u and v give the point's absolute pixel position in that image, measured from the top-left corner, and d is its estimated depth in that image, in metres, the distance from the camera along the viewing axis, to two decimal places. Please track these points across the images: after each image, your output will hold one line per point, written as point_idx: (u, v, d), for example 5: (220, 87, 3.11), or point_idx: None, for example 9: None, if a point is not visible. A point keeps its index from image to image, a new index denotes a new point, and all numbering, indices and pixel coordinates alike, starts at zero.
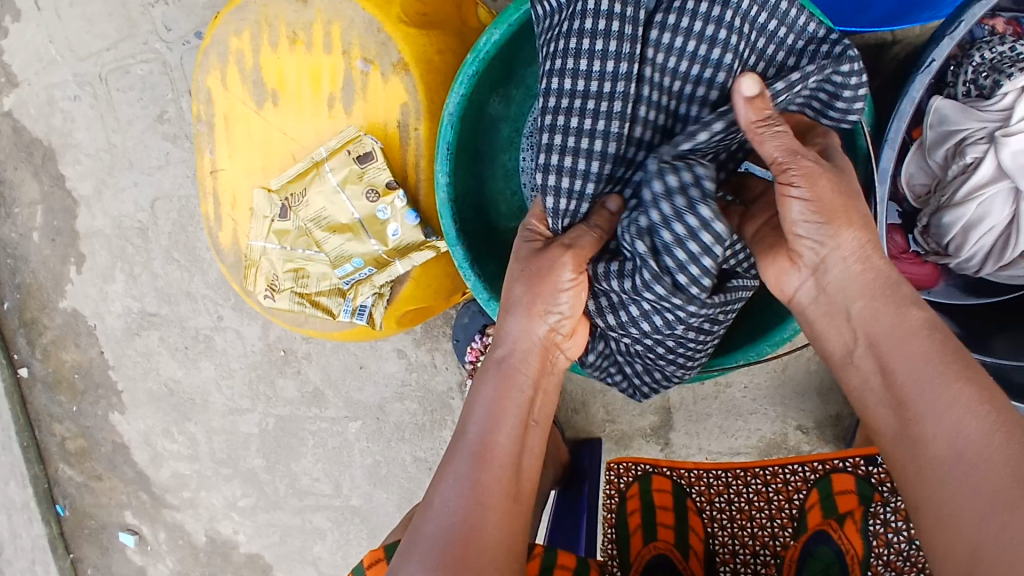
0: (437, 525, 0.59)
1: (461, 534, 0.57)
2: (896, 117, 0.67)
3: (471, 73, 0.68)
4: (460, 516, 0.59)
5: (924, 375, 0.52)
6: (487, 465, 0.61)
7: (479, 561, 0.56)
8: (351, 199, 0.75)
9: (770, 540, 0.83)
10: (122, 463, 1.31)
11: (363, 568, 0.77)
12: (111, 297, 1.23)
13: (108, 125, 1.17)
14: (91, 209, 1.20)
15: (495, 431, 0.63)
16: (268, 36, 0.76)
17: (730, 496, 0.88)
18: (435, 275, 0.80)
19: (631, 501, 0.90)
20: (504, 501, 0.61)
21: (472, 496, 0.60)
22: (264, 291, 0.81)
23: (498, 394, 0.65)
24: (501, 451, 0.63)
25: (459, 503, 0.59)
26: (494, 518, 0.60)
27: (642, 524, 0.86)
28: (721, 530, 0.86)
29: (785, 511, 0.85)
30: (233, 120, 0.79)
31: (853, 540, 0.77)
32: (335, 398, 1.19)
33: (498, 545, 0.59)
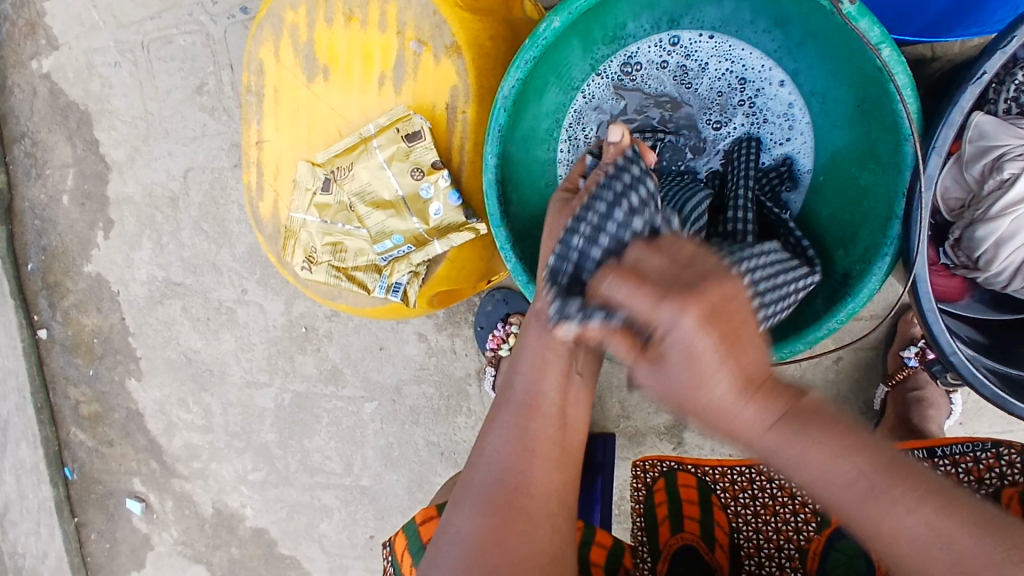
0: (487, 472, 0.62)
1: (510, 482, 0.60)
2: (946, 125, 0.62)
3: (528, 58, 0.67)
4: (509, 465, 0.61)
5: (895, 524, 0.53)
6: (533, 417, 0.63)
7: (528, 510, 0.59)
8: (397, 176, 0.76)
9: (794, 533, 0.83)
10: (134, 430, 1.33)
11: (414, 525, 0.80)
12: (136, 264, 1.24)
13: (146, 94, 1.18)
14: (123, 176, 1.21)
15: (539, 384, 0.64)
16: (323, 12, 0.78)
17: (754, 493, 0.89)
18: (470, 258, 0.81)
19: (657, 493, 0.92)
20: (550, 451, 0.63)
21: (519, 445, 0.62)
22: (301, 262, 0.82)
23: (540, 346, 0.65)
24: (546, 403, 0.64)
25: (507, 451, 0.62)
26: (540, 466, 0.61)
27: (669, 514, 0.88)
28: (745, 524, 0.87)
29: (809, 505, 0.84)
30: (283, 93, 0.80)
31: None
32: (353, 377, 1.20)
33: (545, 492, 0.61)
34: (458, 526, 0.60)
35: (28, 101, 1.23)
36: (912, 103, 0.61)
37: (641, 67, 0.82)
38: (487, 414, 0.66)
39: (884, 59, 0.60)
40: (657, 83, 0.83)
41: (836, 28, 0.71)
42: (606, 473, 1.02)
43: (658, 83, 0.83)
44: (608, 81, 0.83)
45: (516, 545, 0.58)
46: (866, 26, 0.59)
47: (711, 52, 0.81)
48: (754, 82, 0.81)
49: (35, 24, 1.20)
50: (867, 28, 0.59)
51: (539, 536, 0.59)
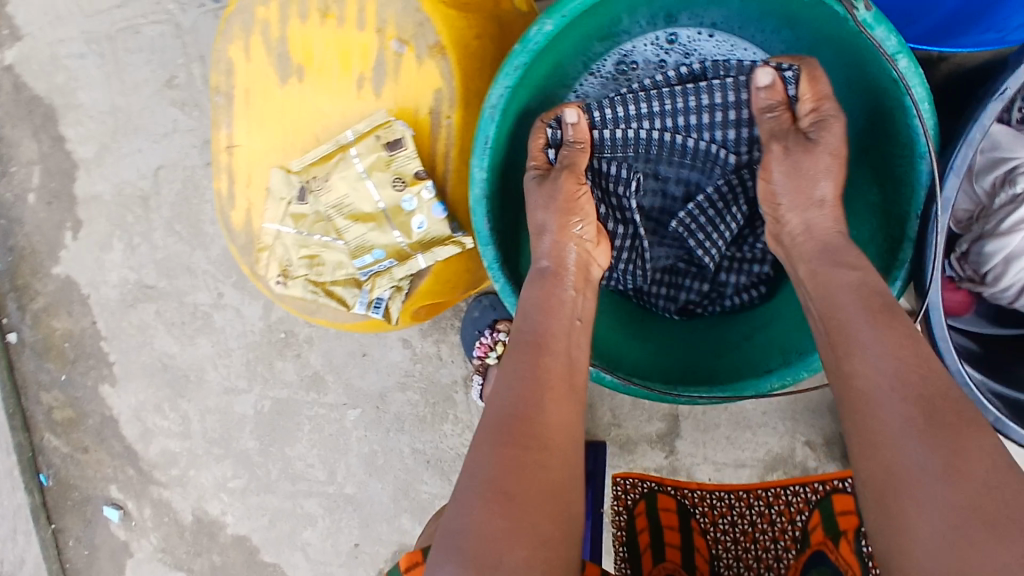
0: (501, 406, 0.60)
1: (523, 413, 0.58)
2: (964, 143, 0.57)
3: (516, 65, 0.61)
4: (521, 398, 0.59)
5: (897, 430, 0.50)
6: (544, 355, 0.63)
7: (545, 440, 0.57)
8: (377, 187, 0.71)
9: (774, 561, 0.97)
10: (110, 437, 1.29)
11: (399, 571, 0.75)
12: (107, 266, 1.18)
13: (114, 87, 1.11)
14: (91, 173, 1.15)
15: (545, 326, 0.66)
16: (296, 8, 0.72)
17: (733, 518, 1.00)
18: (455, 272, 0.76)
19: (639, 518, 1.02)
20: (563, 387, 0.62)
21: (533, 381, 0.61)
22: (276, 277, 0.78)
23: (546, 291, 0.68)
24: (553, 342, 0.64)
25: (517, 387, 0.60)
26: (552, 398, 0.60)
27: (651, 542, 1.00)
28: (724, 551, 0.99)
29: (788, 532, 0.98)
30: (255, 94, 0.75)
31: (847, 560, 0.90)
32: (335, 384, 1.15)
33: (557, 426, 0.59)
34: (475, 461, 0.57)
35: None
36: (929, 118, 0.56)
37: (636, 66, 0.79)
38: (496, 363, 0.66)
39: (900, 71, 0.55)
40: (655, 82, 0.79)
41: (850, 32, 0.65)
42: (596, 484, 0.99)
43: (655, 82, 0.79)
44: (603, 80, 0.80)
45: (530, 467, 0.55)
46: (880, 35, 0.54)
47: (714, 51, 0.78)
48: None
49: None
50: (883, 38, 0.54)
51: (554, 469, 0.56)
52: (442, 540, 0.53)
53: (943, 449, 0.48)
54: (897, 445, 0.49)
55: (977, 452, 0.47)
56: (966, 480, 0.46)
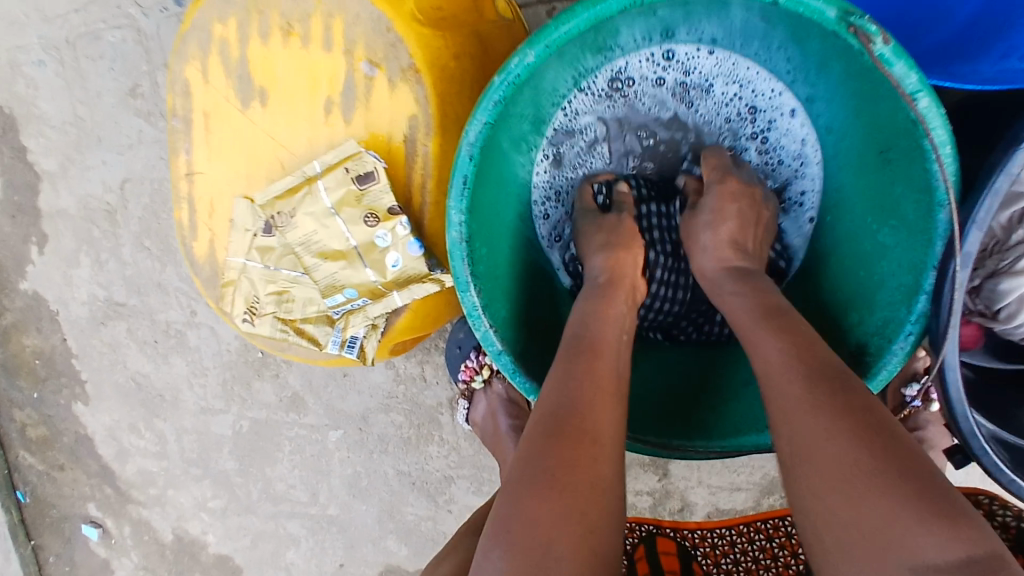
0: (551, 402, 0.55)
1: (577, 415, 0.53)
2: (987, 192, 0.47)
3: (495, 98, 0.55)
4: (579, 399, 0.54)
5: (792, 407, 0.51)
6: (598, 361, 0.58)
7: (595, 446, 0.51)
8: (348, 223, 0.66)
9: None
10: (86, 455, 1.25)
11: None
12: (75, 282, 1.13)
13: (75, 96, 1.04)
14: (55, 186, 1.08)
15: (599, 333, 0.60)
16: (257, 25, 0.67)
17: (737, 556, 0.88)
18: (433, 308, 0.72)
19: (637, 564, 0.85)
20: (614, 389, 0.56)
21: (588, 386, 0.55)
22: (243, 314, 0.73)
23: (599, 301, 0.63)
24: (609, 350, 0.59)
25: (574, 390, 0.55)
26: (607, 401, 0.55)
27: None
28: None
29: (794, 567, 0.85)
30: (214, 118, 0.70)
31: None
32: (315, 405, 1.11)
33: (608, 427, 0.54)
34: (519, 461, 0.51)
35: None
36: (950, 164, 0.49)
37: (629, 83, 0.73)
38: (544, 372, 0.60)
39: (920, 110, 0.49)
40: (652, 101, 0.74)
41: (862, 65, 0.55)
42: None
43: (652, 99, 0.74)
44: (595, 98, 0.73)
45: (581, 459, 0.50)
46: (902, 71, 0.48)
47: (714, 69, 0.71)
48: (764, 111, 0.72)
49: None
50: (903, 74, 0.48)
51: (609, 480, 0.50)
52: (492, 528, 0.49)
53: (831, 417, 0.49)
54: (794, 421, 0.51)
55: (865, 416, 0.49)
56: (851, 439, 0.47)
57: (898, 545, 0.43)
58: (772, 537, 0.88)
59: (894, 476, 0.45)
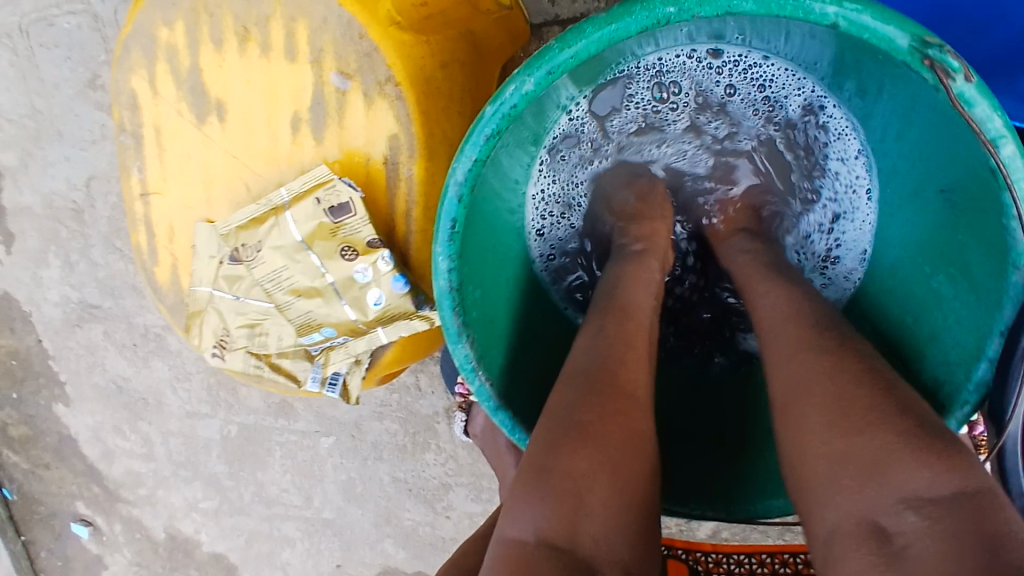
0: (582, 356, 0.51)
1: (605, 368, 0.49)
2: None
3: (489, 132, 0.46)
4: (607, 351, 0.50)
5: (785, 351, 0.49)
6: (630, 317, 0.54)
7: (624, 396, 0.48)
8: (322, 257, 0.58)
9: None
10: (71, 455, 1.21)
11: None
12: (45, 283, 1.06)
13: (31, 87, 0.94)
14: (17, 182, 1.00)
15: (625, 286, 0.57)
16: (208, 30, 0.58)
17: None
18: (421, 341, 0.65)
19: None
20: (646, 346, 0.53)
21: (620, 339, 0.51)
22: (212, 348, 0.66)
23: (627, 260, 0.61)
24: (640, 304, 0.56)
25: (602, 343, 0.51)
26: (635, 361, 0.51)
27: None
28: None
29: None
30: (166, 134, 0.62)
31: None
32: (306, 412, 1.05)
33: (641, 382, 0.50)
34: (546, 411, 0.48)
35: None
36: None
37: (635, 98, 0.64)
38: None
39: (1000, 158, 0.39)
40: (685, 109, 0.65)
41: (935, 105, 0.43)
42: None
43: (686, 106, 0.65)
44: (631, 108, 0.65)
45: (611, 408, 0.47)
46: (983, 111, 0.38)
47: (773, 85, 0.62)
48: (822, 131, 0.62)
49: None
50: (985, 116, 0.38)
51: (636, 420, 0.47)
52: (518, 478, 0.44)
53: (825, 352, 0.46)
54: (786, 364, 0.48)
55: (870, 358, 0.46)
56: (846, 374, 0.44)
57: (887, 471, 0.39)
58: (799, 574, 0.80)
59: (890, 410, 0.41)
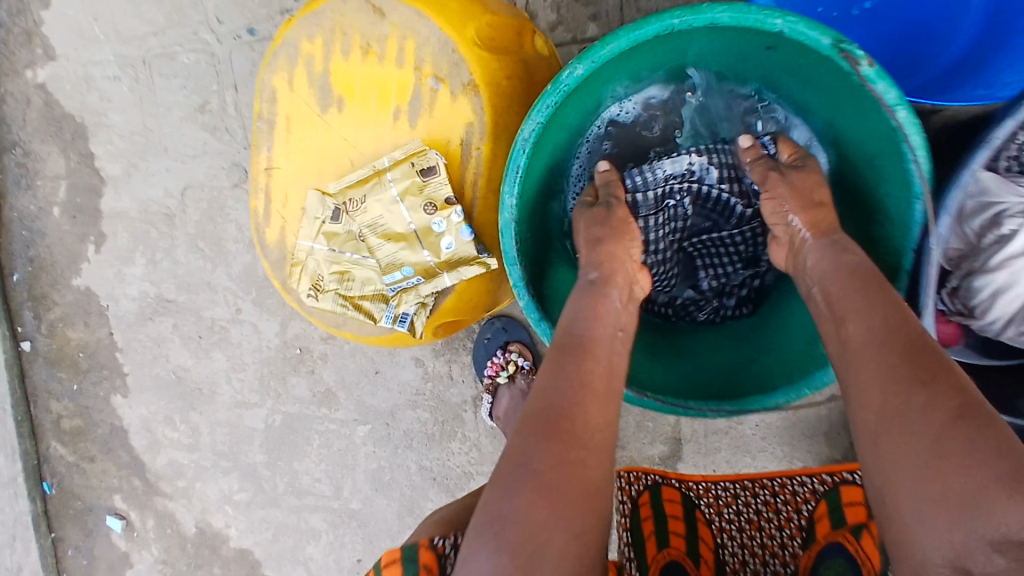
0: (545, 395, 0.58)
1: (560, 408, 0.56)
2: (956, 186, 0.63)
3: (549, 103, 0.66)
4: (566, 392, 0.58)
5: (870, 379, 0.53)
6: (586, 355, 0.62)
7: (577, 432, 0.55)
8: (410, 210, 0.76)
9: (779, 550, 0.84)
10: (117, 447, 1.31)
11: None
12: (127, 279, 1.22)
13: (146, 109, 1.14)
14: (117, 190, 1.18)
15: (586, 329, 0.65)
16: (341, 44, 0.78)
17: (738, 508, 0.91)
18: (476, 291, 0.82)
19: (642, 507, 0.90)
20: (602, 384, 0.60)
21: (575, 378, 0.59)
22: (307, 290, 0.82)
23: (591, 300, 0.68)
24: (596, 344, 0.63)
25: (559, 382, 0.59)
26: (597, 401, 0.58)
27: (656, 530, 0.85)
28: (730, 540, 0.87)
29: (794, 521, 0.86)
30: (295, 121, 0.80)
31: (869, 554, 0.71)
32: (346, 401, 1.19)
33: (595, 421, 0.57)
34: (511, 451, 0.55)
35: (21, 111, 1.19)
36: (923, 164, 0.62)
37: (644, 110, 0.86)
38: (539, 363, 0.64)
39: (899, 121, 0.61)
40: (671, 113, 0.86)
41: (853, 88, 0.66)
42: None
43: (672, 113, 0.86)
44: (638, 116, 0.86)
45: (564, 449, 0.54)
46: (881, 88, 0.60)
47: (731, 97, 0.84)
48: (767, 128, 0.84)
49: (31, 33, 1.17)
50: (884, 91, 0.60)
51: (589, 459, 0.55)
52: (479, 525, 0.52)
53: (920, 387, 0.50)
54: (878, 390, 0.52)
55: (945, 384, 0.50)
56: (927, 408, 0.49)
57: (983, 511, 0.45)
58: (774, 493, 0.90)
59: (985, 450, 0.46)
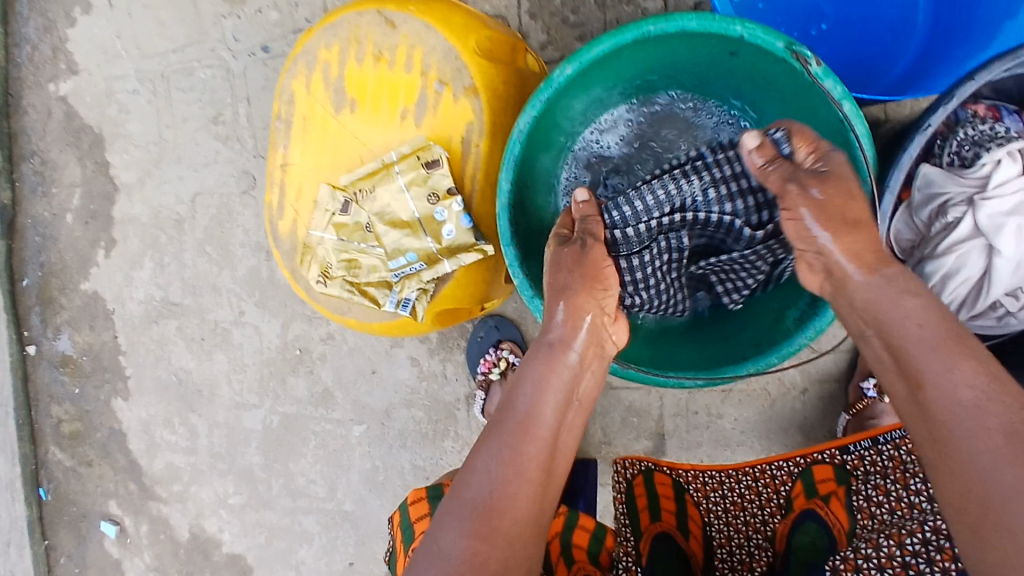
0: (479, 487, 0.60)
1: (494, 504, 0.59)
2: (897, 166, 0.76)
3: (542, 99, 0.75)
4: (500, 485, 0.60)
5: (965, 452, 0.50)
6: (526, 439, 0.63)
7: (505, 528, 0.58)
8: (414, 199, 0.83)
9: (762, 525, 0.86)
10: (115, 450, 1.33)
11: (406, 505, 0.88)
12: (135, 282, 1.27)
13: (163, 120, 1.22)
14: (130, 197, 1.25)
15: (536, 406, 0.66)
16: (355, 52, 0.86)
17: (724, 491, 0.92)
18: (474, 279, 0.88)
19: (636, 489, 0.91)
20: (536, 472, 0.62)
21: (512, 470, 0.61)
22: (317, 276, 0.89)
23: (545, 371, 0.68)
24: (541, 424, 0.65)
25: (498, 472, 0.61)
26: (527, 491, 0.61)
27: (648, 505, 0.89)
28: (717, 519, 0.90)
29: (774, 501, 0.89)
30: (310, 121, 0.88)
31: (839, 516, 0.82)
32: (343, 401, 1.23)
33: (523, 513, 0.60)
34: (443, 544, 0.58)
35: (42, 122, 1.26)
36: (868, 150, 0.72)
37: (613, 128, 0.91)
38: (481, 435, 0.66)
39: (845, 113, 0.71)
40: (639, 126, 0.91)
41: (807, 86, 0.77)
42: (588, 498, 1.06)
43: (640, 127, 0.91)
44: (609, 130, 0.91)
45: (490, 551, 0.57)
46: (829, 84, 0.70)
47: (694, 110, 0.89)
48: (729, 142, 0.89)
49: (57, 50, 1.24)
50: (831, 86, 0.70)
51: (513, 556, 0.58)
52: None
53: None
54: (975, 464, 0.49)
55: None
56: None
57: None
58: (757, 476, 0.92)
59: None
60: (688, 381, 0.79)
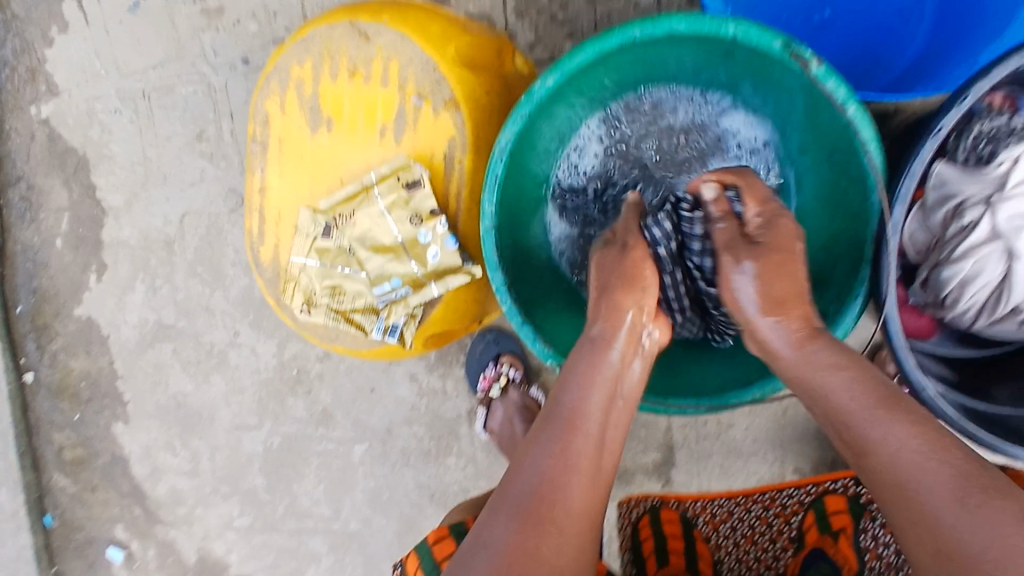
0: (530, 478, 0.56)
1: (548, 495, 0.55)
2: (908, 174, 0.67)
3: (523, 114, 0.70)
4: (552, 477, 0.56)
5: (924, 515, 0.50)
6: (576, 432, 0.58)
7: (557, 523, 0.54)
8: (396, 222, 0.80)
9: (773, 561, 0.94)
10: (119, 476, 1.31)
11: (428, 546, 0.85)
12: (128, 306, 1.25)
13: (146, 140, 1.19)
14: (119, 220, 1.22)
15: (582, 400, 0.61)
16: (329, 67, 0.81)
17: (734, 523, 1.00)
18: (463, 300, 0.85)
19: (644, 527, 1.01)
20: (589, 467, 0.57)
21: (564, 461, 0.56)
22: (301, 305, 0.85)
23: (591, 366, 0.63)
24: (589, 419, 0.60)
25: (549, 464, 0.56)
26: (581, 485, 0.56)
27: (658, 549, 0.96)
28: (727, 555, 0.97)
29: (785, 533, 0.97)
30: (287, 142, 0.84)
31: (847, 557, 0.86)
32: (343, 419, 1.20)
33: (576, 512, 0.55)
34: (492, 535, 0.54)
35: (25, 146, 1.23)
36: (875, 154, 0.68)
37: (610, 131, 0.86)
38: (528, 432, 0.61)
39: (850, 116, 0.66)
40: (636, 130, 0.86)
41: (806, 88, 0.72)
42: None
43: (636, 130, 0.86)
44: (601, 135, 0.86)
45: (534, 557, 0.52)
46: (832, 85, 0.65)
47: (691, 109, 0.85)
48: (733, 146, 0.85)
49: (35, 71, 1.20)
50: (834, 88, 0.66)
51: (565, 550, 0.54)
52: None
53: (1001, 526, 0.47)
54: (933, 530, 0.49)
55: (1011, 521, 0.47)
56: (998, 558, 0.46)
57: None
58: (766, 507, 1.00)
59: None
60: (689, 409, 0.76)
